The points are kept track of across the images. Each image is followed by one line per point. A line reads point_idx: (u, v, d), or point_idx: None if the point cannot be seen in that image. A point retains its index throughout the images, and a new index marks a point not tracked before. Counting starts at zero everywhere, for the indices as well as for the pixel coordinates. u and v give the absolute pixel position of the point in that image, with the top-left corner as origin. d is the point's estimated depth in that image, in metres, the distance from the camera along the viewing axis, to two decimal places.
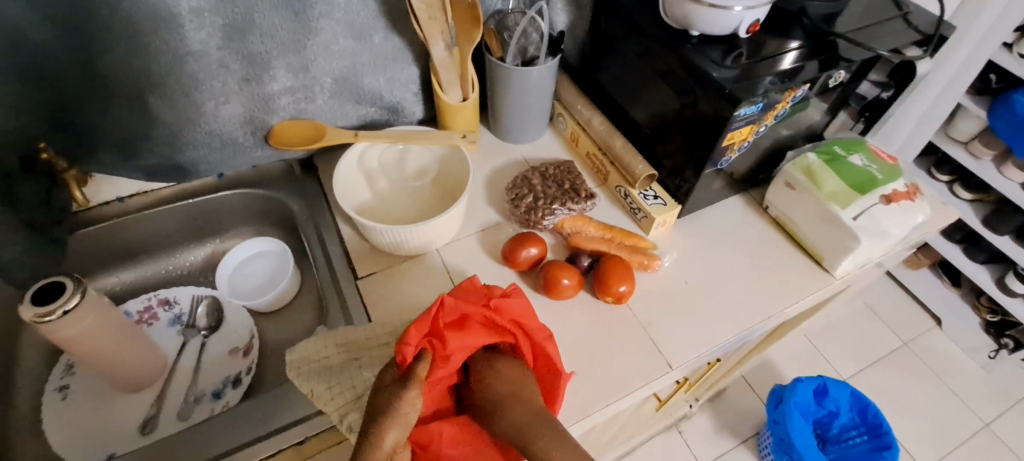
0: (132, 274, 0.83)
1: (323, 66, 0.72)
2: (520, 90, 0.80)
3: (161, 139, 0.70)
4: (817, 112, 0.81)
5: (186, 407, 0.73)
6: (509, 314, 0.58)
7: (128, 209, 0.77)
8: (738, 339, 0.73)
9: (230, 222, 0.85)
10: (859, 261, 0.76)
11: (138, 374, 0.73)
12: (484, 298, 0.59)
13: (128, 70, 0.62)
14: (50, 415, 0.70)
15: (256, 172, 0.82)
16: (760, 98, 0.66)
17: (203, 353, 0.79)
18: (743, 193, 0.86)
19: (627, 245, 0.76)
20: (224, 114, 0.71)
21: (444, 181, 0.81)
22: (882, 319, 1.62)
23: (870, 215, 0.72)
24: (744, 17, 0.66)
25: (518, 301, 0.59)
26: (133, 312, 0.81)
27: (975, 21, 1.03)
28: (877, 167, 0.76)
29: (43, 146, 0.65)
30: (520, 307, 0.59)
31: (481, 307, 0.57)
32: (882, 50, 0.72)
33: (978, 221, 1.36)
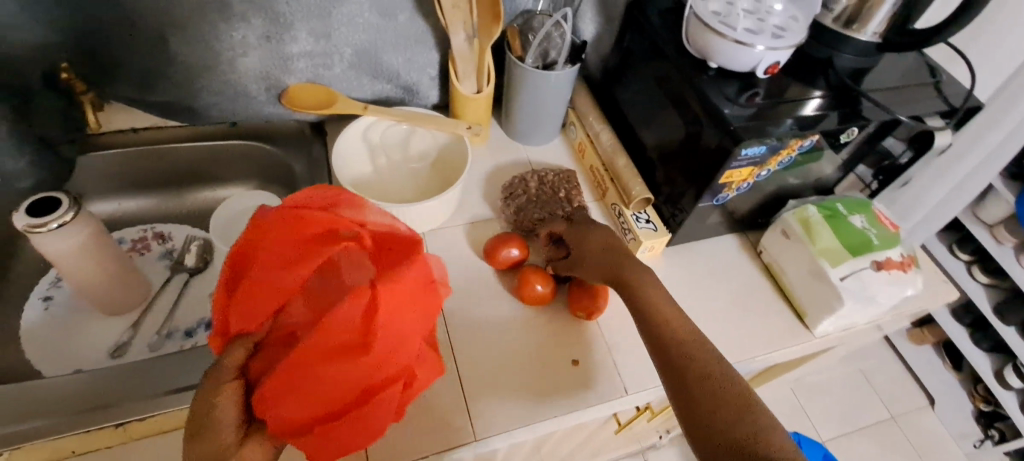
0: (134, 204, 0.86)
1: (345, 36, 0.74)
2: (535, 93, 0.81)
3: (178, 79, 0.72)
4: (828, 167, 0.80)
5: (157, 339, 0.75)
6: (281, 232, 0.56)
7: (139, 140, 0.79)
8: None
9: (234, 171, 0.87)
10: (841, 323, 0.74)
11: (119, 299, 0.75)
12: (246, 244, 0.57)
13: (156, 9, 0.65)
14: (30, 321, 0.74)
15: (268, 126, 0.84)
16: (768, 140, 0.65)
17: (185, 290, 0.81)
18: (741, 234, 0.85)
19: (603, 244, 0.70)
20: (241, 66, 0.73)
21: (443, 168, 0.82)
22: (873, 388, 1.58)
23: (859, 278, 0.70)
24: (764, 57, 0.66)
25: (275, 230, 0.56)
26: (127, 240, 0.84)
27: (1001, 123, 0.93)
28: (876, 231, 0.75)
29: (64, 67, 0.70)
30: (281, 233, 0.56)
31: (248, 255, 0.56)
32: (903, 115, 0.70)
33: (989, 307, 1.31)
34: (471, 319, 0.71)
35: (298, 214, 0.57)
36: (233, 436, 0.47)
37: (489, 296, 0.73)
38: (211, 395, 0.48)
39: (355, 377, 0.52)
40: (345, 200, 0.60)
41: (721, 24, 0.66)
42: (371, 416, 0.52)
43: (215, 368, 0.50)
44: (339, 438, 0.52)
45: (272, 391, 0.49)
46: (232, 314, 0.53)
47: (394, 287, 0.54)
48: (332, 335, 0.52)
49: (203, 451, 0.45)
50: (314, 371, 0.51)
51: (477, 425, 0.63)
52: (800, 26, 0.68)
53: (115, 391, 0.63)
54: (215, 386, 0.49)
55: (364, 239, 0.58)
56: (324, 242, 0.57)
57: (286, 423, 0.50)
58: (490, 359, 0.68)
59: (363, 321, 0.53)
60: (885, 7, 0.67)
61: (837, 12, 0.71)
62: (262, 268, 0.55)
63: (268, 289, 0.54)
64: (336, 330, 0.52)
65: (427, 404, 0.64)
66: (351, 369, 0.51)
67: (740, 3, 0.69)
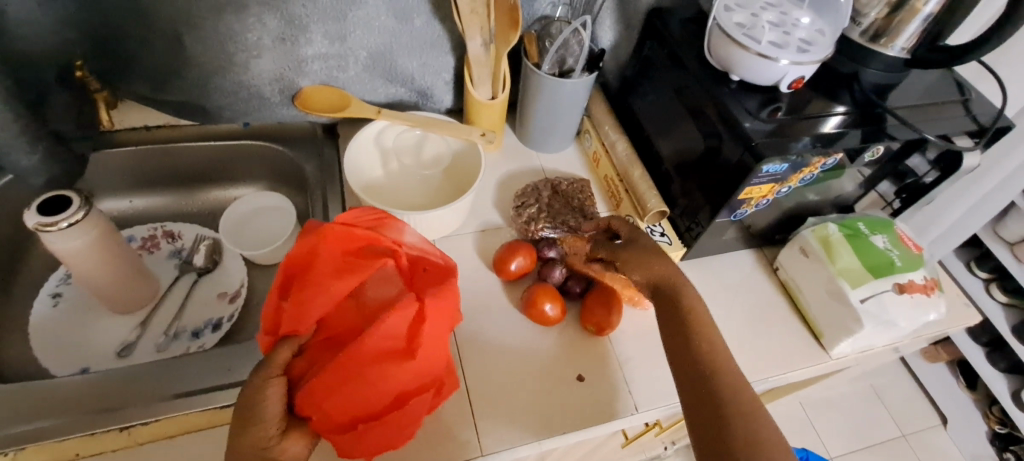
0: (144, 202, 0.86)
1: (360, 39, 0.73)
2: (550, 100, 0.79)
3: (193, 80, 0.72)
4: (849, 184, 0.78)
5: (164, 340, 0.75)
6: (332, 246, 0.60)
7: (152, 138, 0.79)
8: None
9: (244, 171, 0.87)
10: (859, 345, 0.72)
11: (127, 298, 0.75)
12: (298, 254, 0.60)
13: (172, 7, 0.64)
14: (38, 318, 0.74)
15: (280, 127, 0.83)
16: (789, 158, 0.63)
17: (193, 290, 0.81)
18: (756, 249, 0.83)
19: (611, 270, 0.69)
20: (255, 68, 0.72)
21: (455, 174, 0.81)
22: (884, 405, 1.55)
23: (880, 301, 0.68)
24: (789, 71, 0.64)
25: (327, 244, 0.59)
26: (137, 237, 0.84)
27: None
28: (898, 252, 0.72)
29: (79, 64, 0.70)
30: (334, 245, 0.60)
31: (301, 265, 0.60)
32: (929, 134, 0.68)
33: (1006, 327, 1.28)
34: (478, 331, 0.70)
35: (348, 231, 0.60)
36: (276, 427, 0.49)
37: (498, 308, 0.72)
38: (259, 390, 0.49)
39: (394, 383, 0.54)
40: (387, 220, 0.63)
41: (745, 36, 0.64)
42: (408, 419, 0.55)
43: (264, 363, 0.52)
44: (374, 438, 0.54)
45: (317, 392, 0.52)
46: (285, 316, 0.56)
47: (432, 303, 0.56)
48: (374, 343, 0.54)
49: (251, 442, 0.47)
50: (357, 375, 0.53)
51: (484, 439, 0.62)
52: (826, 40, 0.66)
53: (121, 394, 0.62)
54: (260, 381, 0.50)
55: (401, 258, 0.61)
56: (366, 259, 0.60)
57: (328, 420, 0.52)
58: (497, 372, 0.67)
59: (404, 332, 0.55)
60: (916, 22, 0.65)
61: (865, 26, 0.69)
62: (311, 278, 0.58)
63: (315, 297, 0.57)
64: (378, 339, 0.54)
65: (433, 417, 0.62)
66: (392, 375, 0.54)
67: (765, 15, 0.67)
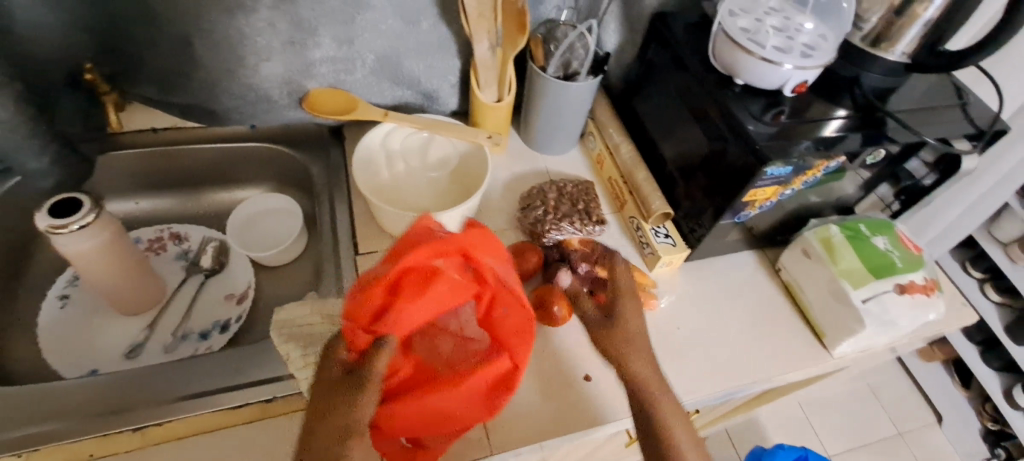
0: (151, 204, 0.86)
1: (368, 42, 0.74)
2: (555, 103, 0.80)
3: (202, 83, 0.72)
4: (850, 186, 0.79)
5: (173, 341, 0.75)
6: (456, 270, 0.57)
7: (158, 140, 0.79)
8: (718, 395, 0.72)
9: (251, 173, 0.87)
10: (861, 345, 0.73)
11: (135, 299, 0.75)
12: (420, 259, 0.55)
13: (183, 11, 0.65)
14: (46, 321, 0.74)
15: (287, 130, 0.84)
16: (792, 160, 0.64)
17: (200, 292, 0.81)
18: (759, 250, 0.84)
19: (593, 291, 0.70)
20: (264, 71, 0.73)
21: (461, 176, 0.81)
22: (881, 404, 1.57)
23: (881, 301, 0.69)
24: (792, 76, 0.65)
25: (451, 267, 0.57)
26: (144, 239, 0.84)
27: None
28: (899, 253, 0.74)
29: (89, 67, 0.70)
30: (456, 269, 0.57)
31: (420, 269, 0.55)
32: (929, 137, 0.70)
33: (999, 326, 1.30)
34: None
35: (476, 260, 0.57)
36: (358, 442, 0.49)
37: None
38: (357, 406, 0.49)
39: (462, 420, 0.58)
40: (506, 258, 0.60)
41: (750, 41, 0.65)
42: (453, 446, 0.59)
43: (365, 372, 0.51)
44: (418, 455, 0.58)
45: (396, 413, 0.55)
46: (391, 319, 0.53)
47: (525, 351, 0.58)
48: (462, 386, 0.57)
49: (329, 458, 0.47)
50: (437, 400, 0.56)
51: (493, 439, 0.63)
52: (828, 45, 0.67)
53: (132, 396, 0.63)
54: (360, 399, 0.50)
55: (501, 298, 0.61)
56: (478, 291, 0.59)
57: (388, 431, 0.56)
58: None
59: (491, 379, 0.58)
60: (915, 28, 0.66)
61: (866, 31, 0.70)
62: (428, 290, 0.55)
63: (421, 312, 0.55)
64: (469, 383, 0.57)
65: None
66: (465, 413, 0.58)
67: (768, 20, 0.68)
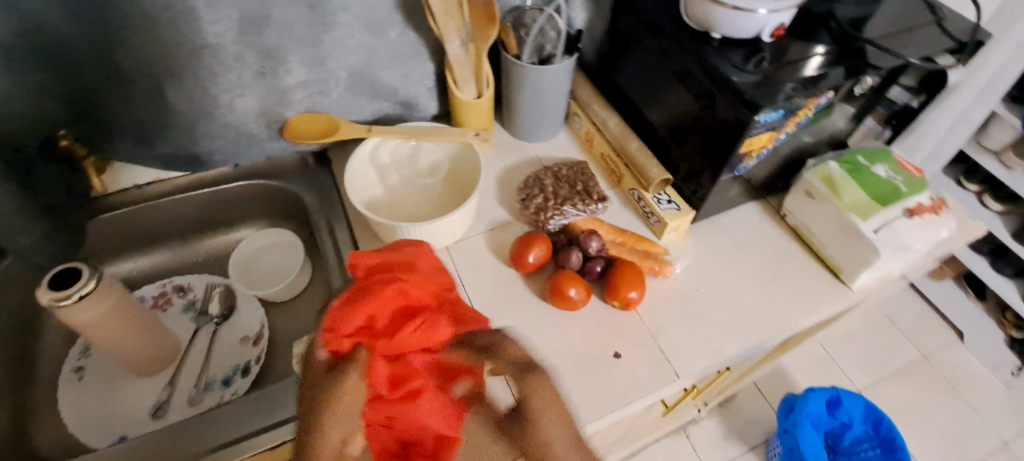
0: (149, 260, 0.84)
1: (339, 60, 0.73)
2: (535, 89, 0.80)
3: (178, 130, 0.71)
4: (841, 120, 0.79)
5: (197, 393, 0.74)
6: (416, 275, 0.59)
7: (145, 196, 0.78)
8: (748, 350, 0.72)
9: (245, 213, 0.86)
10: (878, 274, 0.74)
11: (149, 358, 0.74)
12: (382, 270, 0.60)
13: (148, 62, 0.63)
14: (66, 394, 0.73)
15: (272, 163, 0.82)
16: (781, 105, 0.64)
17: (215, 339, 0.80)
18: (761, 200, 0.84)
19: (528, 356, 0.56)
20: (240, 106, 0.72)
21: (455, 179, 0.81)
22: (900, 330, 1.59)
23: (892, 228, 0.69)
24: (769, 20, 0.65)
25: (422, 272, 0.60)
26: (148, 297, 0.83)
27: (1001, 46, 0.93)
28: (901, 178, 0.74)
29: (63, 134, 0.68)
30: (423, 275, 0.60)
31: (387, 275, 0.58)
32: (913, 57, 0.70)
33: (1006, 233, 1.30)
34: None
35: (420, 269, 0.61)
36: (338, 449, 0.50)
37: (523, 302, 0.72)
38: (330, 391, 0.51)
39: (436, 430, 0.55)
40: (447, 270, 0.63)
41: None
42: None
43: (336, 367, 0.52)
44: None
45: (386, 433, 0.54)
46: (347, 312, 0.54)
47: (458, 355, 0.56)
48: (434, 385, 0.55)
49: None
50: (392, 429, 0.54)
51: None
52: None
53: (168, 454, 0.62)
54: (335, 414, 0.50)
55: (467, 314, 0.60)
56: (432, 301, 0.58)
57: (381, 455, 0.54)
58: None
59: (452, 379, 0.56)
60: None
61: None
62: (365, 295, 0.55)
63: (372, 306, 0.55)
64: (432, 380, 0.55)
65: None
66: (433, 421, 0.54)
67: None
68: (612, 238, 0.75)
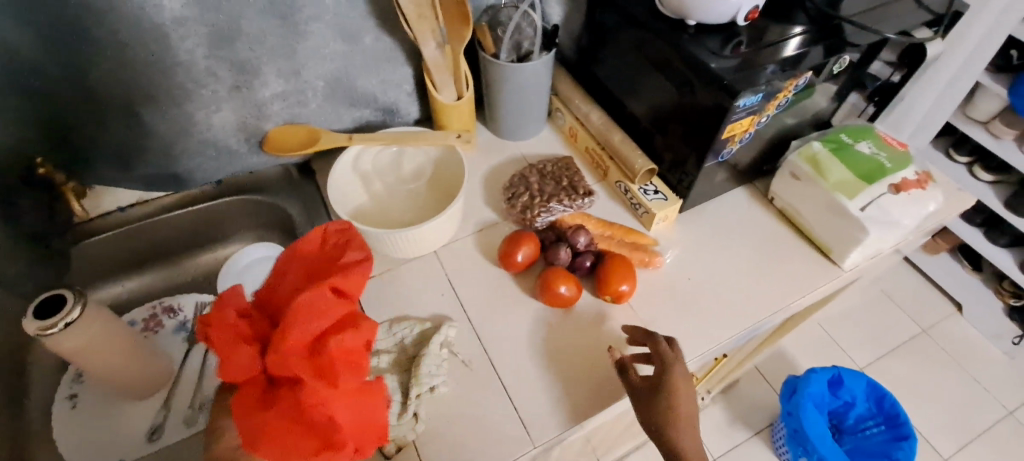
0: (137, 283, 0.84)
1: (315, 70, 0.72)
2: (516, 87, 0.79)
3: (156, 151, 0.71)
4: (823, 100, 0.78)
5: (192, 412, 0.73)
6: (304, 258, 0.59)
7: (129, 218, 0.77)
8: (743, 336, 0.72)
9: (232, 228, 0.85)
10: (868, 252, 0.73)
11: (142, 381, 0.73)
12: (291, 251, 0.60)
13: (119, 84, 0.63)
14: (61, 424, 0.72)
15: (255, 177, 0.81)
16: (760, 88, 0.63)
17: (208, 357, 0.79)
18: (748, 185, 0.84)
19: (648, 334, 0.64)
20: (216, 122, 0.71)
21: (440, 182, 0.80)
22: (899, 305, 1.59)
23: (879, 205, 0.69)
24: (742, 4, 0.64)
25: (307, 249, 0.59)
26: (138, 321, 0.81)
27: (979, 18, 0.93)
28: (886, 154, 0.74)
29: (40, 161, 0.66)
30: (309, 251, 0.59)
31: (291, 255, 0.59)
32: (890, 33, 0.70)
33: (998, 202, 1.30)
34: (499, 332, 0.69)
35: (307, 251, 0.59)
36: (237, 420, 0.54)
37: (515, 301, 0.71)
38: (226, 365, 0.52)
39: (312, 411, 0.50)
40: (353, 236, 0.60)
41: None
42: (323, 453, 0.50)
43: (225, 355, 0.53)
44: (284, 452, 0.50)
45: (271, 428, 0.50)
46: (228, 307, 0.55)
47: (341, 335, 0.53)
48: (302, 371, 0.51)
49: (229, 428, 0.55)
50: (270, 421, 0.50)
51: (533, 432, 0.61)
52: None
53: None
54: (232, 367, 0.52)
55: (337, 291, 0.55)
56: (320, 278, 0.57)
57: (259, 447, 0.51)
58: (528, 361, 0.66)
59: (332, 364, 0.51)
60: None
61: None
62: (244, 287, 0.57)
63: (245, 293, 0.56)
64: (302, 366, 0.51)
65: (481, 424, 0.62)
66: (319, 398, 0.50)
67: None
68: (600, 232, 0.75)
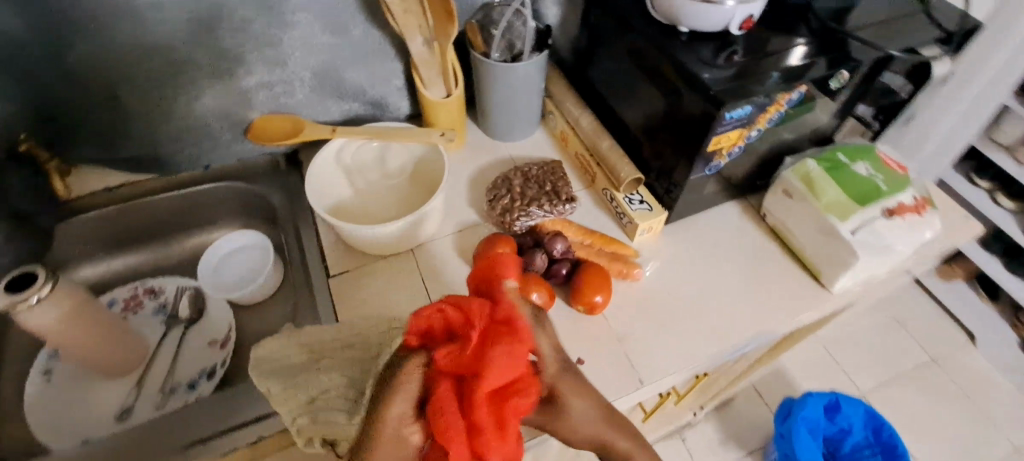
0: (121, 264, 0.84)
1: (301, 60, 0.72)
2: (506, 87, 0.78)
3: (135, 133, 0.73)
4: (823, 116, 0.75)
5: (163, 396, 0.74)
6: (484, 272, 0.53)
7: (115, 199, 0.78)
8: (720, 357, 0.69)
9: (218, 215, 0.85)
10: (860, 277, 0.70)
11: (116, 361, 0.74)
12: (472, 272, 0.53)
13: (99, 65, 0.64)
14: (32, 398, 0.72)
15: (242, 165, 0.82)
16: (752, 99, 0.61)
17: (184, 341, 0.80)
18: (741, 200, 0.81)
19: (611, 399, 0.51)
20: (198, 108, 0.72)
21: (423, 180, 0.79)
22: (909, 332, 1.53)
23: (871, 229, 0.66)
24: (737, 12, 0.62)
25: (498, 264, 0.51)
26: (119, 300, 0.83)
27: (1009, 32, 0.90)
28: (883, 176, 0.70)
29: (24, 138, 0.69)
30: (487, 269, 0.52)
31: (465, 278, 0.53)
32: (896, 50, 0.65)
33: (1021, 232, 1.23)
34: None
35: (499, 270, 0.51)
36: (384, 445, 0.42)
37: None
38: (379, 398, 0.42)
39: None
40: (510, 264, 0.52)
41: None
42: None
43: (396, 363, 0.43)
44: None
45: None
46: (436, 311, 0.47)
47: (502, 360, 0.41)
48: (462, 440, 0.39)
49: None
50: None
51: None
52: None
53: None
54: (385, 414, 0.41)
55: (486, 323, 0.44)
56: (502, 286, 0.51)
57: None
58: None
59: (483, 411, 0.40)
60: None
61: None
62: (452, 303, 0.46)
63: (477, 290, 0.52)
64: (454, 420, 0.39)
65: None
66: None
67: None
68: (578, 240, 0.73)
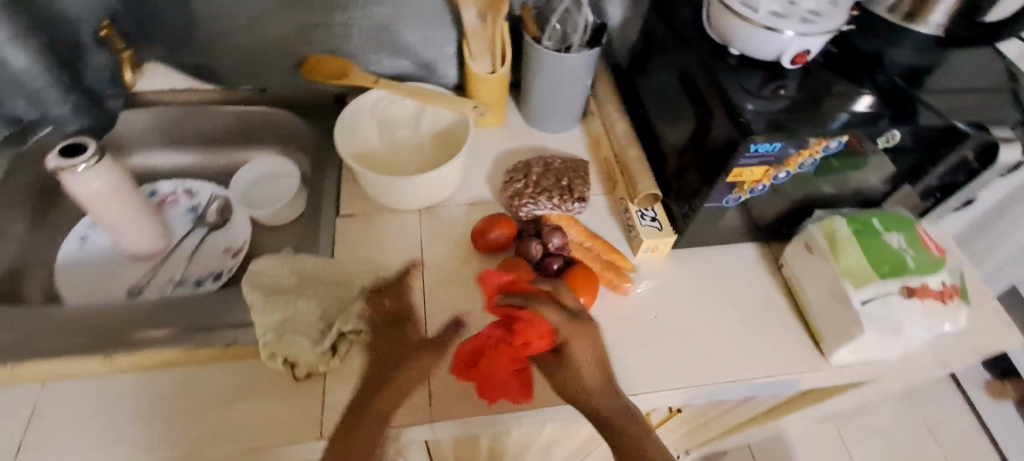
0: (167, 161, 0.91)
1: (361, 8, 0.76)
2: (551, 76, 0.78)
3: (200, 42, 0.80)
4: (874, 178, 0.70)
5: (169, 285, 0.81)
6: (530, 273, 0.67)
7: (180, 100, 0.86)
8: (692, 395, 0.66)
9: (262, 138, 0.91)
10: (863, 353, 0.65)
11: (140, 244, 0.80)
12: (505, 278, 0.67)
13: None
14: (65, 256, 0.81)
15: (295, 97, 0.87)
16: (781, 136, 0.58)
17: (203, 242, 0.86)
18: (763, 245, 0.77)
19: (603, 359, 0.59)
20: (260, 32, 0.79)
21: (449, 149, 0.81)
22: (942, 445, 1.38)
23: (885, 303, 0.61)
24: (792, 44, 0.59)
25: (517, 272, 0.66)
26: (160, 192, 0.89)
27: None
28: (915, 253, 0.65)
29: (105, 23, 0.77)
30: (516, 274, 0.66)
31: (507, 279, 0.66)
32: (962, 123, 0.60)
33: None
34: (445, 305, 0.68)
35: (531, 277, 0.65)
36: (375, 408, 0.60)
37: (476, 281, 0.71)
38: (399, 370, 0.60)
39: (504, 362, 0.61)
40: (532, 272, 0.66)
41: (744, 4, 0.60)
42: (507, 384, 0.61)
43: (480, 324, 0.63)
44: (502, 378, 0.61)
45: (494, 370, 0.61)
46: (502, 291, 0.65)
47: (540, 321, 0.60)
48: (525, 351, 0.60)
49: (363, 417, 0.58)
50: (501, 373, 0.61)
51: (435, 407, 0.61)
52: (840, 11, 0.59)
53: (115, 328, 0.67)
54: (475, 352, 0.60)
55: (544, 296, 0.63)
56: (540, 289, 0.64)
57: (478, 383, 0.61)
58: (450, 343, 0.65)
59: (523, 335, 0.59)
60: None
61: None
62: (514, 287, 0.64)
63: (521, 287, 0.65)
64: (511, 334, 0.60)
65: None
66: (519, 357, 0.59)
67: None
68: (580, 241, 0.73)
